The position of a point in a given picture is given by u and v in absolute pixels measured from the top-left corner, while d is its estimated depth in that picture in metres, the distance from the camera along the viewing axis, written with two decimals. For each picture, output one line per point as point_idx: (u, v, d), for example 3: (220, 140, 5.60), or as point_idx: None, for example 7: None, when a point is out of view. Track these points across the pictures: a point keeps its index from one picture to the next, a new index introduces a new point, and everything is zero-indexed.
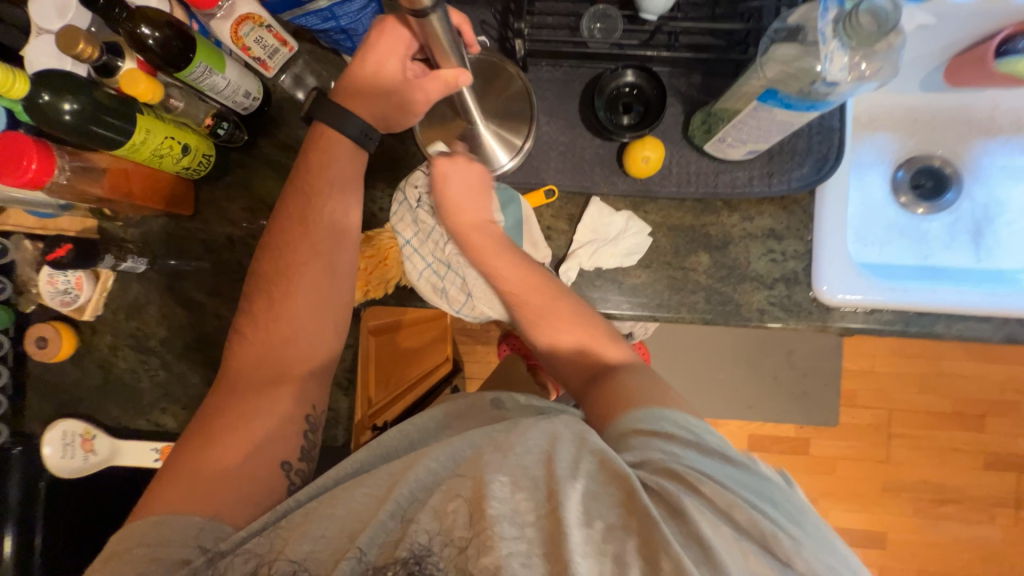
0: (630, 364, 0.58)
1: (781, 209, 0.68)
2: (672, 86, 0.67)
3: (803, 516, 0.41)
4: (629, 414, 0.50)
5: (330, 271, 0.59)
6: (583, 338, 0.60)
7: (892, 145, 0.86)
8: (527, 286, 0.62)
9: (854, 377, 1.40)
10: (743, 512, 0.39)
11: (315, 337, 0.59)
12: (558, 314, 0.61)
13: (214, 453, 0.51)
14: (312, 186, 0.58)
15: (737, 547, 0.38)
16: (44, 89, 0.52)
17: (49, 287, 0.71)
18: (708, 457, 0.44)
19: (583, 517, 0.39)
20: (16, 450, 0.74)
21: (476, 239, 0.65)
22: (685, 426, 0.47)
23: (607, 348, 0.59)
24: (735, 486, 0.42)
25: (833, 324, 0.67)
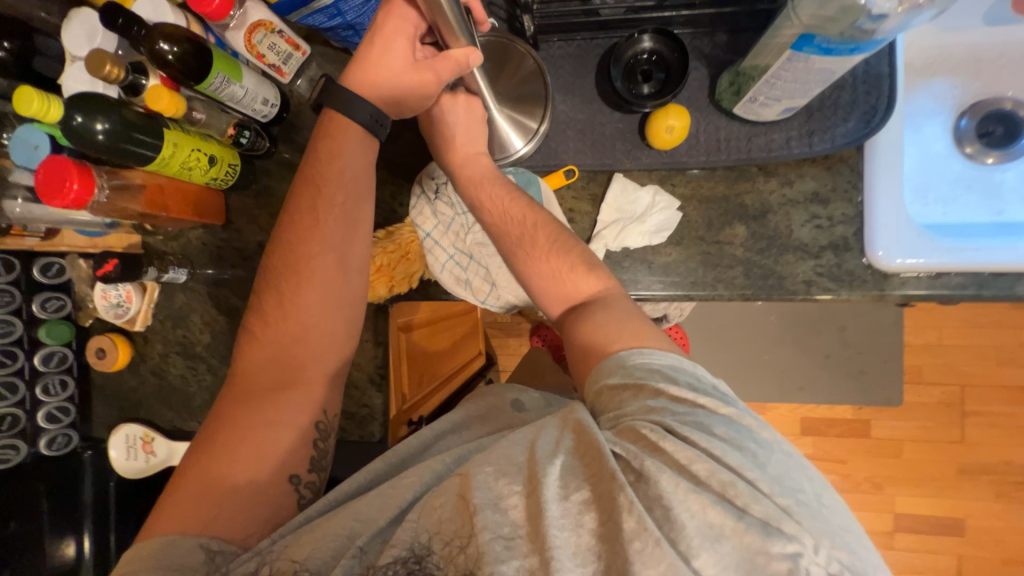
0: (609, 294, 0.54)
1: (825, 170, 0.63)
2: (695, 48, 0.63)
3: (771, 454, 0.40)
4: (604, 367, 0.48)
5: (340, 269, 0.59)
6: (561, 269, 0.56)
7: (952, 90, 0.77)
8: (509, 216, 0.59)
9: (919, 351, 1.29)
10: (707, 466, 0.38)
11: (325, 340, 0.59)
12: (536, 243, 0.57)
13: (222, 465, 0.52)
14: (321, 177, 0.59)
15: (704, 502, 0.37)
16: (77, 112, 0.55)
17: (104, 301, 0.75)
18: (676, 403, 0.43)
19: (560, 491, 0.39)
20: (87, 454, 0.79)
21: (469, 171, 0.62)
22: (656, 371, 0.45)
23: (584, 279, 0.56)
24: (700, 434, 0.40)
25: (892, 292, 0.61)
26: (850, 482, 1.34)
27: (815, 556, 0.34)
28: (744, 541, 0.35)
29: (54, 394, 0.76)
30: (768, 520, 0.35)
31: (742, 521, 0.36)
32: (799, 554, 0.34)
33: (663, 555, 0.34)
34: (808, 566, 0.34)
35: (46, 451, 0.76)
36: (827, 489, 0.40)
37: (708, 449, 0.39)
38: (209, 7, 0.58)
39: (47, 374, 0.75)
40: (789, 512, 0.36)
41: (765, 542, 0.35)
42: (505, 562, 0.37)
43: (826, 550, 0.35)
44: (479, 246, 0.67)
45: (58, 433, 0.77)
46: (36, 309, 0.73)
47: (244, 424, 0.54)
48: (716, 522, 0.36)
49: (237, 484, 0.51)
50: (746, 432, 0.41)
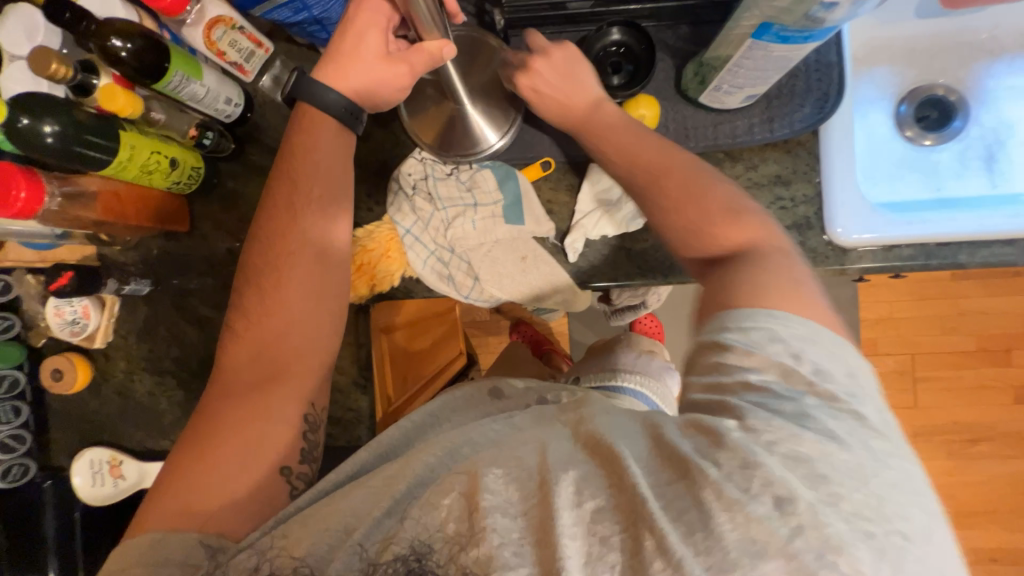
0: (763, 246, 0.47)
1: (785, 154, 0.66)
2: (660, 40, 0.65)
3: (874, 476, 0.34)
4: (728, 313, 0.43)
5: (321, 261, 0.58)
6: (699, 220, 0.50)
7: (892, 78, 0.83)
8: (647, 159, 0.54)
9: (873, 325, 1.38)
10: (769, 473, 0.33)
11: (310, 333, 0.57)
12: (665, 192, 0.52)
13: (206, 461, 0.50)
14: (296, 170, 0.57)
15: (751, 514, 0.32)
16: (22, 112, 0.51)
17: (58, 319, 0.70)
18: (785, 385, 0.38)
19: (573, 500, 0.36)
20: (49, 483, 0.74)
21: (595, 120, 0.58)
22: (777, 338, 0.40)
23: (727, 229, 0.49)
24: (790, 427, 0.36)
25: (851, 266, 0.65)
26: None
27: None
28: (796, 564, 0.31)
29: (5, 422, 0.71)
30: (827, 547, 0.31)
31: (795, 541, 0.31)
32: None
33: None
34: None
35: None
36: (933, 529, 0.34)
37: (790, 452, 0.34)
38: (161, 3, 0.56)
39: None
40: (862, 537, 0.31)
41: (814, 566, 0.30)
42: (514, 569, 0.35)
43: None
44: (460, 240, 0.66)
45: (12, 463, 0.71)
46: None
47: (229, 421, 0.52)
48: (761, 539, 0.31)
49: (227, 483, 0.49)
50: (849, 438, 0.35)
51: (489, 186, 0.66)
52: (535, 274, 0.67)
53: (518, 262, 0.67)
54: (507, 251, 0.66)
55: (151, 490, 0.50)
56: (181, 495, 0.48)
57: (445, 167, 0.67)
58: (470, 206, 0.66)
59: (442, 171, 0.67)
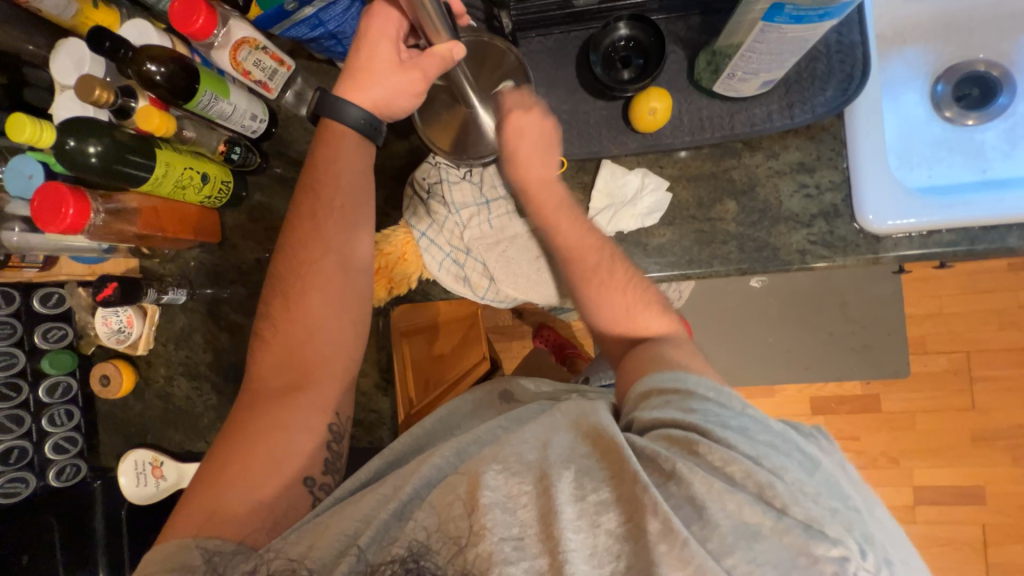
0: (675, 335, 0.59)
1: (808, 140, 0.64)
2: (670, 32, 0.64)
3: (815, 465, 0.40)
4: (659, 374, 0.49)
5: (343, 267, 0.60)
6: (633, 304, 0.61)
7: (926, 57, 0.79)
8: (584, 246, 0.62)
9: (921, 322, 1.30)
10: (745, 468, 0.37)
11: (336, 340, 0.59)
12: (612, 277, 0.61)
13: (235, 468, 0.52)
14: (320, 182, 0.59)
15: (741, 502, 0.36)
16: (69, 134, 0.56)
17: (105, 328, 0.75)
18: (723, 412, 0.43)
19: (576, 494, 0.38)
20: (97, 483, 0.79)
21: (545, 195, 0.64)
22: (710, 386, 0.46)
23: (651, 317, 0.61)
24: (740, 437, 0.40)
25: (885, 254, 0.61)
26: (866, 459, 1.34)
27: (863, 562, 0.33)
28: (788, 542, 0.34)
29: (59, 425, 0.76)
30: (810, 522, 0.35)
31: (783, 521, 0.35)
32: (845, 558, 0.33)
33: (692, 555, 0.34)
34: (855, 571, 0.33)
35: (55, 483, 0.74)
36: (869, 503, 0.39)
37: (753, 454, 0.39)
38: (192, 27, 0.59)
39: (52, 405, 0.75)
40: (833, 514, 0.35)
41: (806, 543, 0.34)
42: (515, 563, 0.36)
43: (871, 554, 0.34)
44: (476, 240, 0.67)
45: (66, 463, 0.76)
46: (37, 339, 0.73)
47: (258, 427, 0.54)
48: (753, 521, 0.35)
49: (253, 488, 0.51)
50: (783, 434, 0.41)
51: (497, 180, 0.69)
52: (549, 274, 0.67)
53: (533, 261, 0.67)
54: (521, 250, 0.67)
55: (183, 496, 0.52)
56: (207, 501, 0.50)
57: (459, 170, 0.68)
58: (483, 206, 0.68)
59: (456, 175, 0.68)
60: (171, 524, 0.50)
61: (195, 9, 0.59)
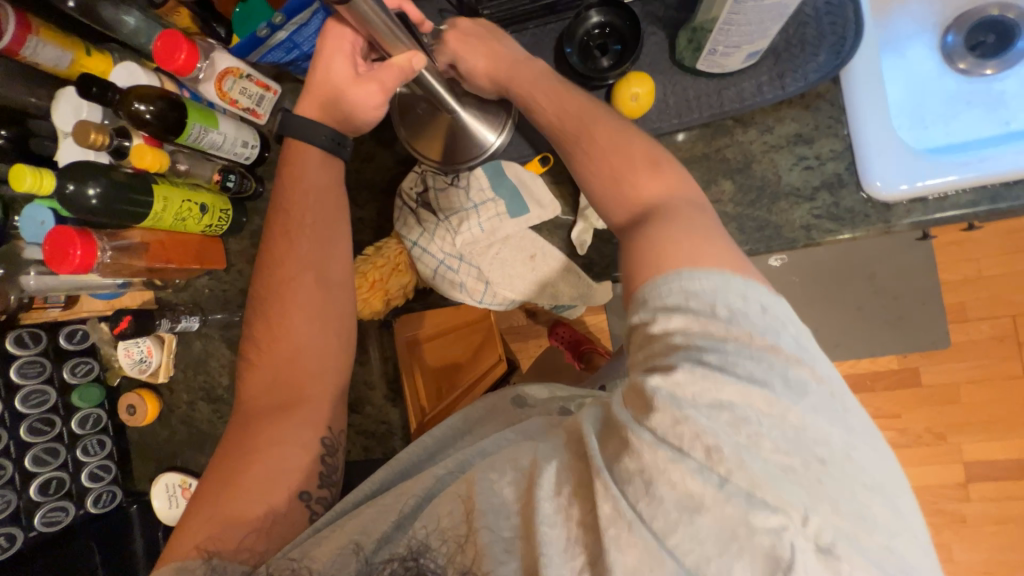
0: (677, 202, 0.44)
1: (804, 109, 0.60)
2: (648, 13, 0.62)
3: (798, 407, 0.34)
4: (644, 282, 0.40)
5: (321, 283, 0.61)
6: (620, 166, 0.48)
7: (933, 7, 0.73)
8: (566, 116, 0.53)
9: (958, 288, 1.28)
10: (698, 431, 0.34)
11: (320, 352, 0.60)
12: (595, 140, 0.50)
13: (234, 486, 0.53)
14: (290, 202, 0.61)
15: (685, 471, 0.33)
16: (69, 179, 0.59)
17: (127, 358, 0.78)
18: (701, 342, 0.36)
19: (554, 488, 0.38)
20: (133, 507, 0.83)
21: (519, 72, 0.57)
22: (690, 296, 0.38)
23: (645, 177, 0.47)
24: (713, 378, 0.35)
25: (899, 222, 0.58)
26: (910, 436, 1.35)
27: (803, 528, 0.32)
28: (727, 510, 0.32)
29: (93, 454, 0.79)
30: (753, 488, 0.33)
31: (723, 490, 0.33)
32: (783, 526, 0.32)
33: (637, 538, 0.34)
34: (792, 539, 0.32)
35: (92, 509, 0.78)
36: (857, 449, 0.34)
37: (714, 402, 0.34)
38: (176, 63, 0.61)
39: (85, 436, 0.78)
40: (785, 476, 0.33)
41: (747, 512, 0.32)
42: (504, 565, 0.37)
43: (818, 519, 0.32)
44: (470, 245, 0.66)
45: (102, 490, 0.80)
46: (67, 375, 0.77)
47: (252, 446, 0.55)
48: (695, 492, 0.33)
49: (250, 505, 0.52)
50: (773, 361, 0.35)
51: (483, 184, 0.66)
52: (542, 272, 0.66)
53: (524, 262, 0.66)
54: (515, 251, 0.66)
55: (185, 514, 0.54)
56: (197, 527, 0.51)
57: (446, 177, 0.68)
58: (472, 209, 0.67)
59: (443, 182, 0.68)
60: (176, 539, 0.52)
61: (176, 46, 0.60)
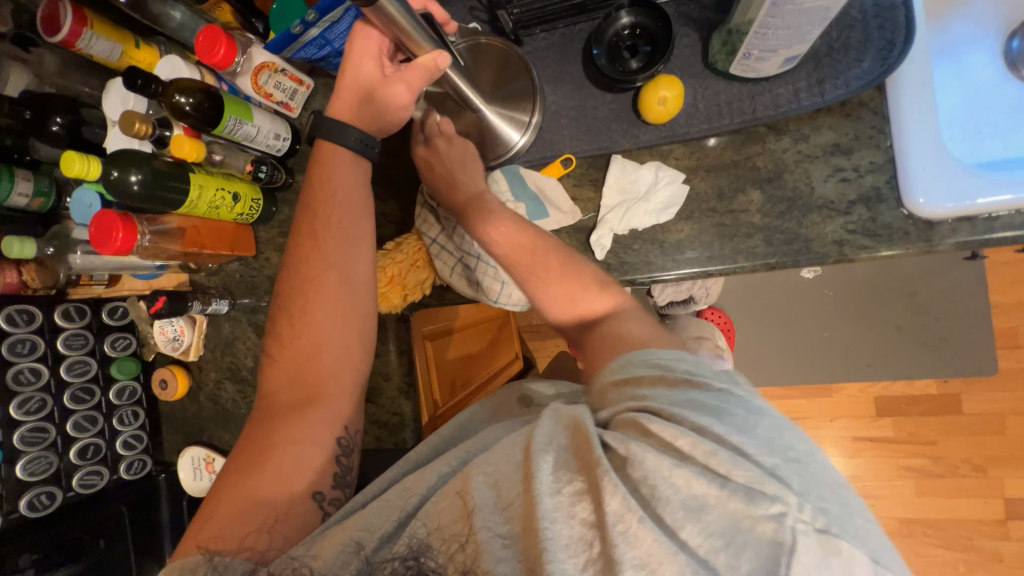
0: (624, 311, 0.55)
1: (843, 118, 0.57)
2: (681, 14, 0.60)
3: (759, 424, 0.39)
4: (608, 366, 0.49)
5: (345, 284, 0.62)
6: (574, 290, 0.57)
7: (998, 9, 0.68)
8: (517, 246, 0.59)
9: (1012, 313, 1.25)
10: (692, 442, 0.37)
11: (340, 350, 0.62)
12: (548, 267, 0.58)
13: (251, 478, 0.55)
14: (318, 202, 0.62)
15: (689, 476, 0.36)
16: (113, 166, 0.62)
17: (162, 337, 0.83)
18: (670, 391, 0.43)
19: (553, 485, 0.38)
20: (161, 476, 0.88)
21: (474, 207, 0.61)
22: (652, 365, 0.46)
23: (597, 297, 0.57)
24: (688, 411, 0.40)
25: (941, 242, 0.54)
26: (947, 465, 1.30)
27: (800, 513, 0.34)
28: (734, 508, 0.34)
29: (127, 424, 0.84)
30: (753, 486, 0.35)
31: (726, 488, 0.35)
32: (783, 513, 0.34)
33: (646, 533, 0.34)
34: (792, 524, 0.33)
35: (125, 475, 0.84)
36: (816, 452, 0.39)
37: (693, 425, 0.39)
38: (215, 57, 0.63)
39: (121, 407, 0.84)
40: (772, 475, 0.35)
41: (749, 505, 0.34)
42: (501, 564, 0.37)
43: (811, 507, 0.34)
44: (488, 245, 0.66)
45: (134, 458, 0.85)
46: (107, 348, 0.81)
47: (271, 439, 0.58)
48: (700, 493, 0.35)
49: (266, 496, 0.54)
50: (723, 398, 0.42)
51: (503, 187, 0.66)
52: None
53: None
54: None
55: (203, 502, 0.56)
56: (205, 519, 0.54)
57: None
58: None
59: None
60: (193, 525, 0.54)
61: (216, 42, 0.63)
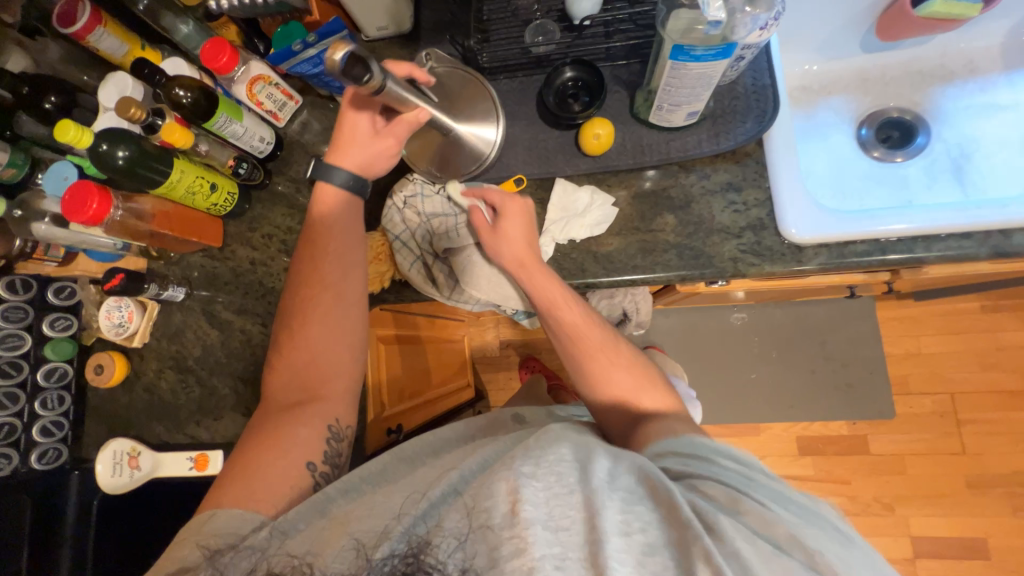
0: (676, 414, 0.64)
1: (734, 163, 0.73)
2: (614, 76, 0.76)
3: (862, 551, 0.45)
4: (676, 442, 0.56)
5: (338, 296, 0.69)
6: (632, 384, 0.67)
7: (850, 105, 0.90)
8: (591, 332, 0.68)
9: (902, 362, 1.45)
10: (791, 533, 0.43)
11: (332, 352, 0.68)
12: (611, 362, 0.67)
13: (253, 474, 0.58)
14: (317, 228, 0.70)
15: (788, 566, 0.40)
16: (104, 141, 0.67)
17: (107, 321, 0.82)
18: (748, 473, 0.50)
19: (622, 527, 0.41)
20: (74, 472, 0.82)
21: (536, 273, 0.68)
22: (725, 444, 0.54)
23: (654, 396, 0.66)
24: (781, 502, 0.47)
25: (808, 263, 0.68)
26: (860, 504, 1.42)
27: None
28: None
29: (50, 408, 0.81)
30: None
31: None
32: None
33: None
34: None
35: (36, 466, 0.78)
36: None
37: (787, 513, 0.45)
38: (218, 64, 0.72)
39: (47, 389, 0.80)
40: None
41: None
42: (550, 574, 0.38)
43: None
44: (444, 246, 0.74)
45: (49, 447, 0.80)
46: (45, 327, 0.80)
47: (271, 435, 0.62)
48: None
49: (271, 483, 0.58)
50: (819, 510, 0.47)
51: None
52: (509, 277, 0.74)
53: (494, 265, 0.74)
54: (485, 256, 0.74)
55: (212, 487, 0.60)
56: (198, 526, 0.55)
57: (433, 186, 0.76)
58: (453, 215, 0.75)
59: (431, 190, 0.76)
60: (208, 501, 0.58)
61: (221, 50, 0.72)
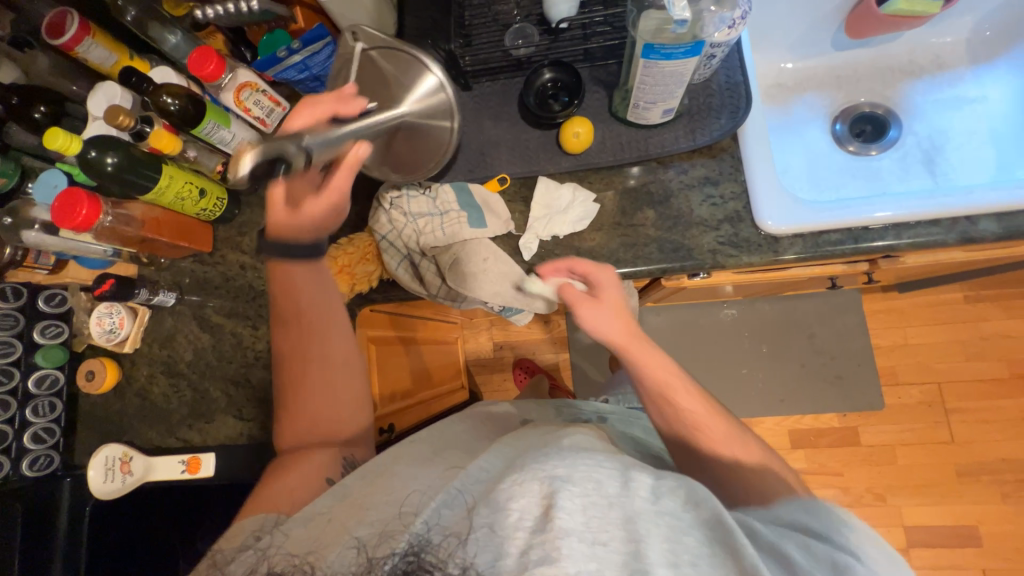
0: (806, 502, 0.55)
1: (711, 158, 0.75)
2: (592, 76, 0.79)
3: None
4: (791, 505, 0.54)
5: (317, 339, 0.68)
6: (752, 472, 0.59)
7: (824, 102, 0.93)
8: (705, 416, 0.61)
9: (890, 354, 1.47)
10: None
11: (324, 388, 0.69)
12: (723, 441, 0.60)
13: (280, 490, 0.61)
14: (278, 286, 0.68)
15: None
16: (93, 147, 0.68)
17: (98, 328, 0.82)
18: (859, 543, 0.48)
19: (670, 557, 0.43)
20: (66, 479, 0.82)
21: (636, 350, 0.63)
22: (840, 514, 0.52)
23: (779, 484, 0.58)
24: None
25: (784, 252, 0.71)
26: (853, 496, 1.43)
27: None
28: None
29: (41, 415, 0.81)
30: None
31: None
32: None
33: None
34: None
35: (28, 473, 0.78)
36: None
37: None
38: (205, 71, 0.73)
39: (38, 396, 0.81)
40: None
41: None
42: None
43: None
44: (430, 244, 0.75)
45: (41, 454, 0.80)
46: (35, 335, 0.81)
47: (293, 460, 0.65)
48: None
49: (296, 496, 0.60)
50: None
51: (449, 197, 0.76)
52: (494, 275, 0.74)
53: (480, 262, 0.74)
54: (471, 253, 0.74)
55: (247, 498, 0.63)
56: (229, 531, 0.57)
57: (417, 185, 0.77)
58: (438, 215, 0.76)
59: (415, 189, 0.77)
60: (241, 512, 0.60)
61: (208, 58, 0.73)
